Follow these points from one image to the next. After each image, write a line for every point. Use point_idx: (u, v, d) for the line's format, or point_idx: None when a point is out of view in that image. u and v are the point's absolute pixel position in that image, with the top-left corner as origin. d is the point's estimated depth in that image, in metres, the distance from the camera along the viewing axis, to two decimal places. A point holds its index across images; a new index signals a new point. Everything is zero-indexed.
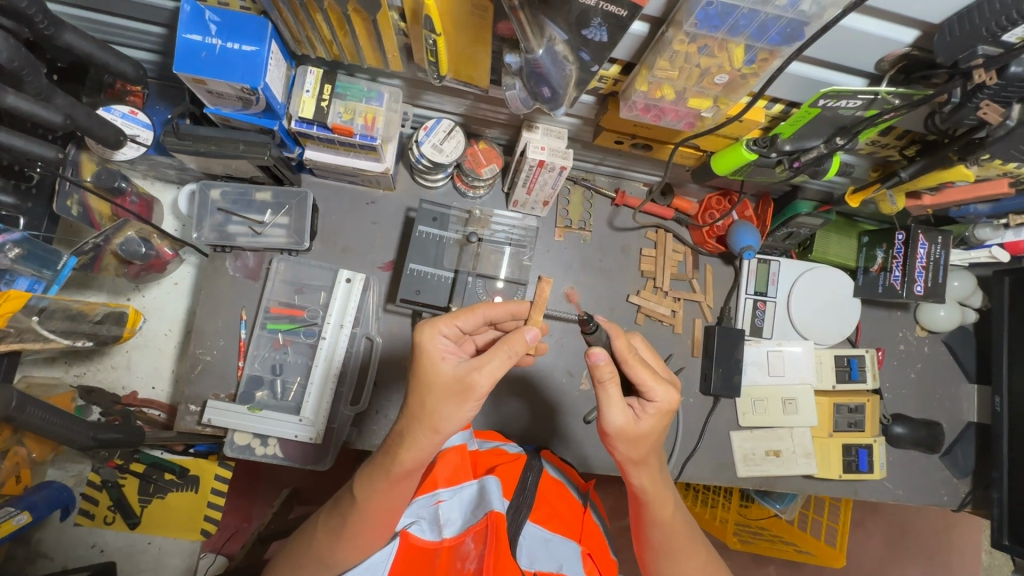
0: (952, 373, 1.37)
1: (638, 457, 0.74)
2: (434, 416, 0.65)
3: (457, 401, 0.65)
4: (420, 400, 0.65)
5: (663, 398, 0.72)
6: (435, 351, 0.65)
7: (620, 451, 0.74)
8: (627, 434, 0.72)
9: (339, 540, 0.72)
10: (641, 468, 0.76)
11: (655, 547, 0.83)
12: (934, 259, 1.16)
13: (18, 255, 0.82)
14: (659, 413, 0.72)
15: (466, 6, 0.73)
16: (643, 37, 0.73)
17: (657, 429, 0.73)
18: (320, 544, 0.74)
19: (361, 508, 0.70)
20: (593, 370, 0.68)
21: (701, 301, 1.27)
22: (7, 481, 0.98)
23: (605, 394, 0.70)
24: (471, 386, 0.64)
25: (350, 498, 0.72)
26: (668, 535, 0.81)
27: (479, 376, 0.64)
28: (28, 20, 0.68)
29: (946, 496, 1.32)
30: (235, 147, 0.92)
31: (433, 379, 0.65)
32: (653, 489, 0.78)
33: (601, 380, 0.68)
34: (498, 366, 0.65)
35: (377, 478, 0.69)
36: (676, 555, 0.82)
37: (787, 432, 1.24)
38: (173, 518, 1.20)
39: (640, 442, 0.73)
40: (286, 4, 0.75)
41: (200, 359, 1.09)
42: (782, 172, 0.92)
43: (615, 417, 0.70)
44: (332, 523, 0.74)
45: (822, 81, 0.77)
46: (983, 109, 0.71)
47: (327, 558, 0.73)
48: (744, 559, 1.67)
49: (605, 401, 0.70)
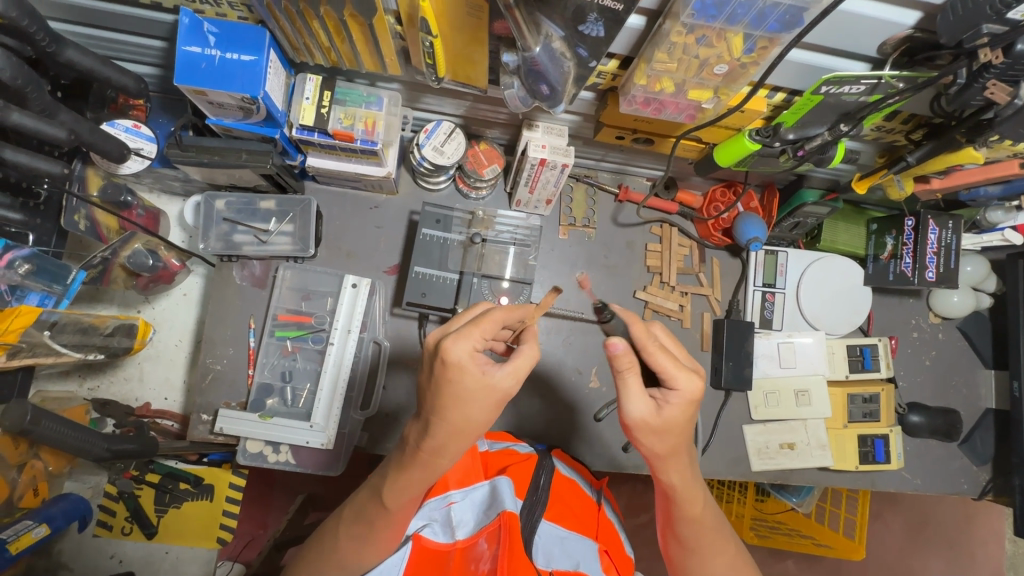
0: (968, 360, 1.34)
1: (665, 450, 0.73)
2: (472, 424, 0.64)
3: (495, 408, 0.65)
4: (459, 414, 0.63)
5: (687, 386, 0.70)
6: (475, 365, 0.62)
7: (646, 443, 0.73)
8: (650, 425, 0.70)
9: (363, 545, 0.72)
10: (669, 462, 0.75)
11: (685, 544, 0.82)
12: (946, 244, 1.13)
13: (28, 271, 0.82)
14: (682, 403, 0.70)
15: (461, 7, 0.73)
16: (640, 31, 0.73)
17: (682, 420, 0.71)
18: (345, 550, 0.73)
19: (391, 514, 0.70)
20: (610, 360, 0.68)
21: (709, 294, 1.27)
22: (25, 495, 0.97)
23: (625, 382, 0.69)
24: (506, 390, 0.64)
25: (378, 505, 0.70)
26: (698, 531, 0.80)
27: (515, 382, 0.64)
28: (29, 38, 0.69)
29: (966, 484, 1.30)
30: (237, 157, 0.93)
31: (471, 392, 0.62)
32: (682, 485, 0.77)
33: (619, 370, 0.68)
34: (528, 368, 0.65)
35: (408, 483, 0.69)
36: (705, 552, 0.81)
37: (801, 424, 1.22)
38: (188, 527, 1.20)
39: (666, 434, 0.71)
40: (282, 11, 0.76)
41: (211, 368, 1.10)
42: (787, 160, 0.91)
43: (634, 406, 0.69)
44: (354, 530, 0.73)
45: (822, 67, 0.76)
46: (989, 89, 0.69)
47: (352, 563, 0.74)
48: (763, 555, 1.65)
49: (625, 391, 0.70)
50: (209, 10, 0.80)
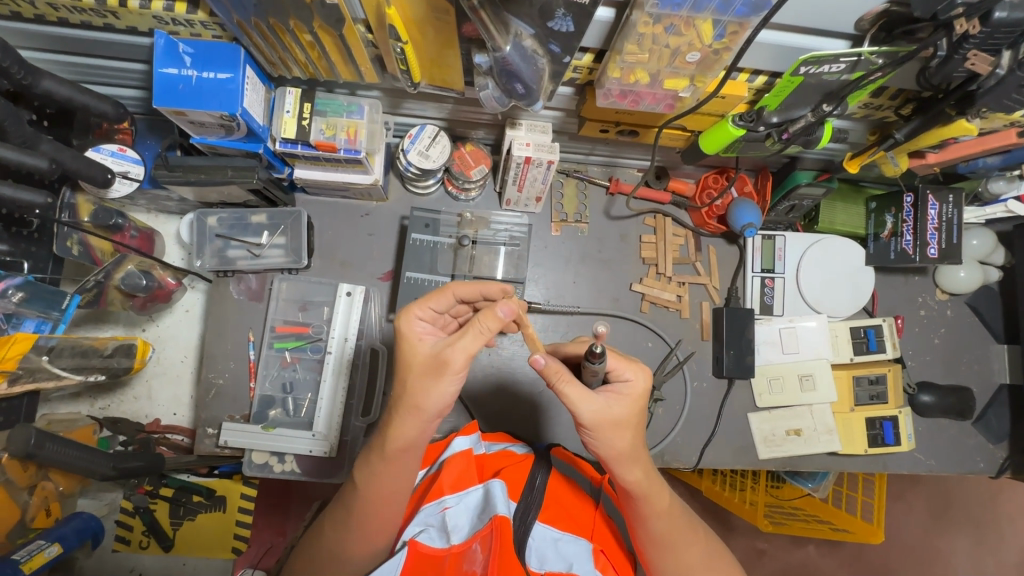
0: (979, 335, 1.31)
1: (623, 447, 0.72)
2: (415, 394, 0.68)
3: (436, 378, 0.66)
4: (404, 380, 0.69)
5: (632, 379, 0.71)
6: (413, 334, 0.69)
7: (605, 443, 0.71)
8: (602, 424, 0.69)
9: (347, 530, 0.77)
10: (625, 461, 0.73)
11: (657, 540, 0.81)
12: (947, 219, 1.11)
13: (21, 299, 0.85)
14: (631, 396, 0.70)
15: (429, 11, 0.72)
16: (610, 23, 0.72)
17: (635, 413, 0.71)
18: (328, 535, 0.79)
19: (367, 499, 0.75)
20: (543, 374, 0.68)
21: (707, 283, 1.25)
22: (38, 515, 1.00)
23: (564, 393, 0.69)
24: (446, 362, 0.65)
25: (353, 489, 0.77)
26: (666, 525, 0.80)
27: (451, 353, 0.65)
28: (5, 72, 0.71)
29: (982, 463, 1.27)
30: (223, 173, 0.94)
31: (413, 359, 0.68)
32: (643, 482, 0.76)
33: (553, 382, 0.69)
34: (470, 342, 0.65)
35: (376, 461, 0.74)
36: (676, 544, 0.81)
37: (806, 410, 1.20)
38: (204, 540, 1.21)
39: (620, 429, 0.71)
40: (254, 28, 0.76)
41: (214, 383, 1.12)
42: (772, 144, 0.90)
43: (584, 411, 0.68)
44: (337, 517, 0.78)
45: (800, 48, 0.74)
46: (971, 60, 0.68)
47: (338, 549, 0.78)
48: (782, 542, 1.63)
49: (569, 399, 0.69)
50: (183, 31, 0.81)
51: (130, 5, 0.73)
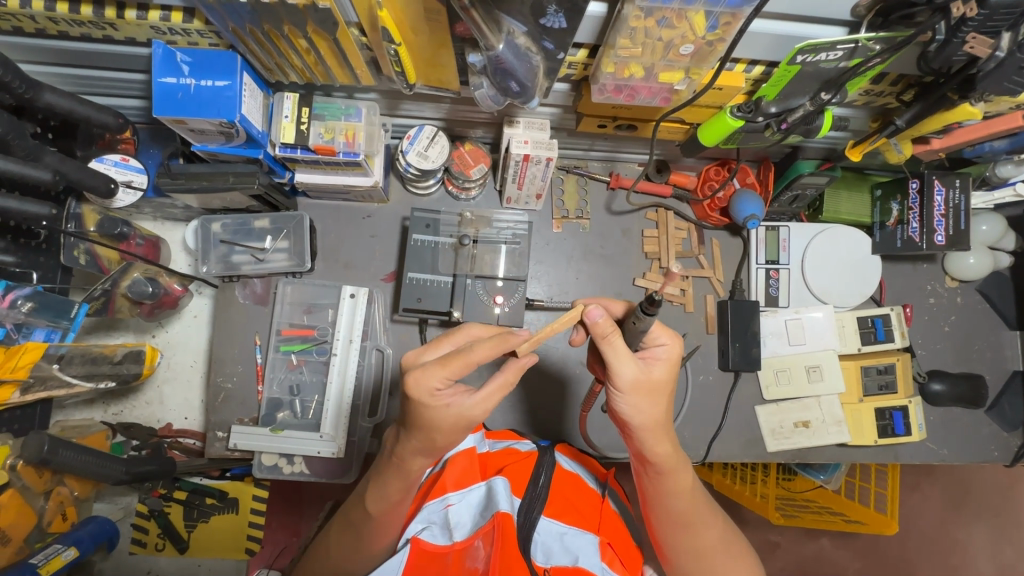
0: (990, 322, 1.29)
1: (658, 414, 0.73)
2: (440, 444, 0.70)
3: (462, 431, 0.69)
4: (428, 437, 0.68)
5: (668, 344, 0.72)
6: (438, 402, 0.66)
7: (641, 410, 0.72)
8: (644, 385, 0.70)
9: (357, 551, 0.82)
10: (656, 431, 0.74)
11: (674, 518, 0.81)
12: (954, 205, 1.09)
13: (30, 309, 0.87)
14: (669, 360, 0.71)
15: (421, 12, 0.73)
16: (603, 18, 0.71)
17: (669, 378, 0.72)
18: (338, 556, 0.84)
19: (374, 521, 0.78)
20: (593, 330, 0.66)
21: (711, 276, 1.24)
22: (55, 520, 1.01)
23: (613, 348, 0.67)
24: (475, 418, 0.68)
25: (363, 513, 0.78)
26: (685, 504, 0.80)
27: (482, 412, 0.68)
28: (6, 87, 0.72)
29: (996, 451, 1.25)
30: (224, 180, 0.96)
31: (439, 423, 0.67)
32: (667, 456, 0.76)
33: (602, 336, 0.67)
34: (496, 397, 0.68)
35: (393, 488, 0.76)
36: (695, 525, 0.81)
37: (814, 401, 1.19)
38: (217, 542, 1.23)
39: (655, 394, 0.71)
40: (249, 35, 0.77)
41: (222, 387, 1.13)
42: (772, 135, 0.88)
43: (627, 371, 0.68)
44: (345, 539, 0.83)
45: (796, 36, 0.73)
46: (970, 43, 0.67)
47: (349, 565, 0.84)
48: (795, 534, 1.62)
49: (613, 356, 0.68)
50: (180, 40, 0.82)
51: (128, 16, 0.74)
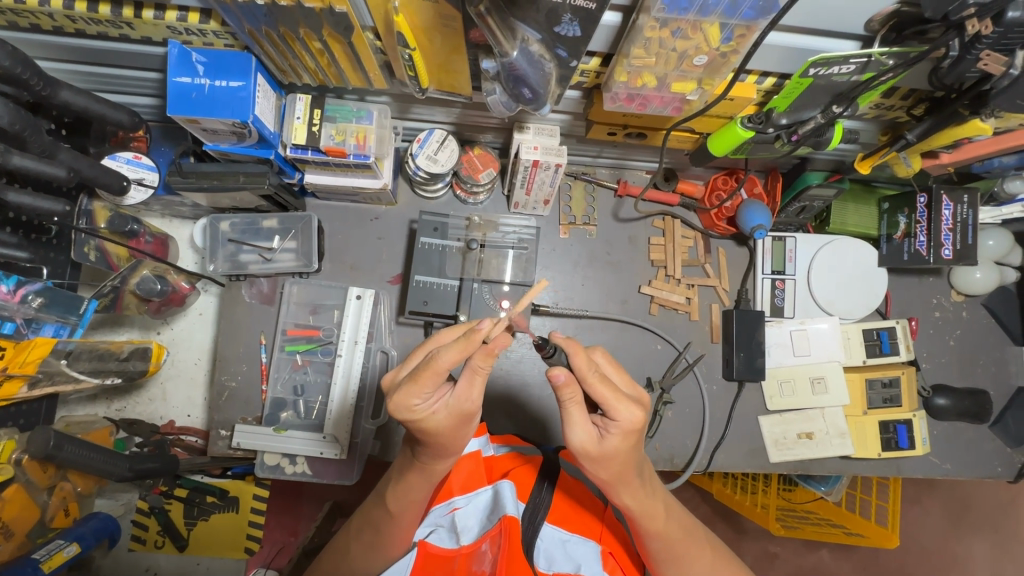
0: (995, 337, 1.29)
1: (609, 476, 0.71)
2: (451, 445, 0.70)
3: (464, 426, 0.68)
4: (436, 442, 0.69)
5: (627, 416, 0.65)
6: (425, 412, 0.65)
7: (596, 470, 0.70)
8: (590, 454, 0.67)
9: (374, 549, 0.81)
10: (616, 485, 0.73)
11: (656, 555, 0.81)
12: (961, 219, 1.09)
13: (41, 304, 0.88)
14: (624, 433, 0.66)
15: (438, 18, 0.72)
16: (617, 27, 0.72)
17: (623, 449, 0.67)
18: (355, 556, 0.83)
19: (396, 521, 0.79)
20: (557, 390, 0.65)
21: (717, 285, 1.24)
22: (57, 515, 1.01)
23: (565, 412, 0.66)
24: (469, 412, 0.66)
25: (385, 512, 0.79)
26: (666, 544, 0.79)
27: (474, 403, 0.66)
28: (25, 84, 0.72)
29: (1001, 467, 1.24)
30: (235, 180, 0.96)
31: (438, 429, 0.66)
32: (637, 506, 0.75)
33: (563, 398, 0.65)
34: (483, 384, 0.66)
35: (413, 490, 0.77)
36: (678, 561, 0.81)
37: (818, 412, 1.19)
38: (217, 540, 1.23)
39: (608, 461, 0.68)
40: (265, 36, 0.77)
41: (226, 386, 1.13)
42: (782, 146, 0.88)
43: (574, 436, 0.66)
44: (364, 538, 0.82)
45: (811, 49, 0.74)
46: (984, 60, 0.67)
47: (367, 566, 0.83)
48: (794, 545, 1.62)
49: (565, 421, 0.66)
50: (197, 40, 0.82)
51: (145, 16, 0.75)
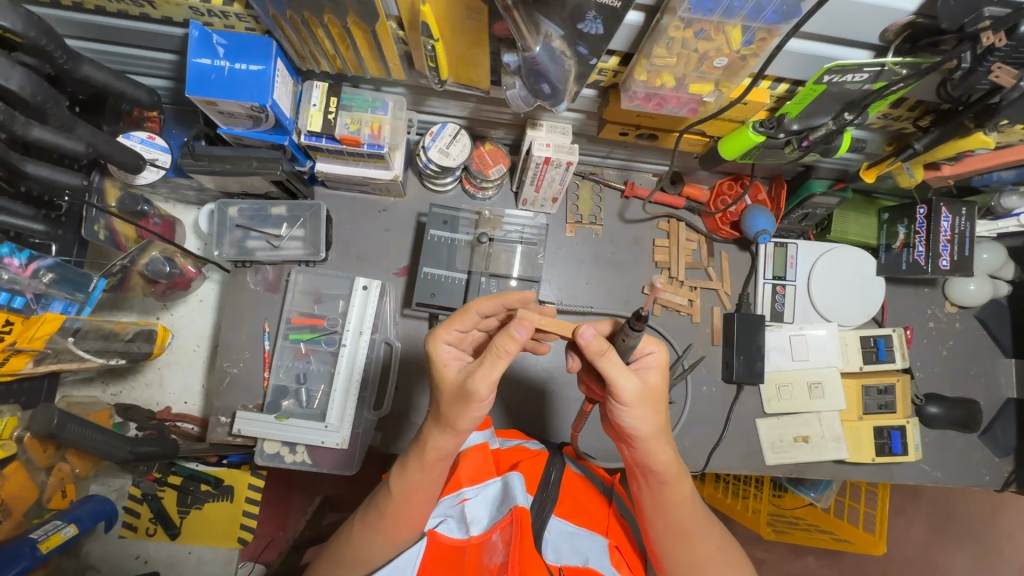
0: (986, 349, 1.32)
1: (657, 424, 0.73)
2: (450, 420, 0.71)
3: (463, 406, 0.68)
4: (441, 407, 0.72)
5: (657, 351, 0.73)
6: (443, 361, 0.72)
7: (641, 421, 0.72)
8: (643, 394, 0.70)
9: (376, 535, 0.79)
10: (659, 438, 0.74)
11: (672, 530, 0.81)
12: (959, 231, 1.12)
13: (51, 280, 0.87)
14: (660, 365, 0.73)
15: (463, 10, 0.74)
16: (639, 27, 0.73)
17: (663, 383, 0.74)
18: (356, 543, 0.81)
19: (397, 500, 0.77)
20: (587, 350, 0.66)
21: (719, 289, 1.26)
22: (54, 497, 1.00)
23: (610, 364, 0.68)
24: (471, 393, 0.67)
25: (386, 493, 0.78)
26: (683, 514, 0.80)
27: (475, 384, 0.66)
28: (48, 55, 0.72)
29: (988, 475, 1.27)
30: (248, 164, 0.96)
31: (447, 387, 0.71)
32: (670, 466, 0.77)
33: (598, 356, 0.67)
34: (493, 369, 0.66)
35: (414, 469, 0.77)
36: (692, 538, 0.81)
37: (815, 416, 1.21)
38: (208, 528, 1.22)
39: (655, 401, 0.72)
40: (288, 21, 0.77)
41: (228, 372, 1.13)
42: (793, 151, 0.90)
43: (629, 382, 0.68)
44: (367, 521, 0.80)
45: (825, 57, 0.76)
46: (995, 72, 0.69)
47: (365, 552, 0.80)
48: (781, 551, 1.64)
49: (612, 373, 0.68)
50: (218, 22, 0.83)
51: None
